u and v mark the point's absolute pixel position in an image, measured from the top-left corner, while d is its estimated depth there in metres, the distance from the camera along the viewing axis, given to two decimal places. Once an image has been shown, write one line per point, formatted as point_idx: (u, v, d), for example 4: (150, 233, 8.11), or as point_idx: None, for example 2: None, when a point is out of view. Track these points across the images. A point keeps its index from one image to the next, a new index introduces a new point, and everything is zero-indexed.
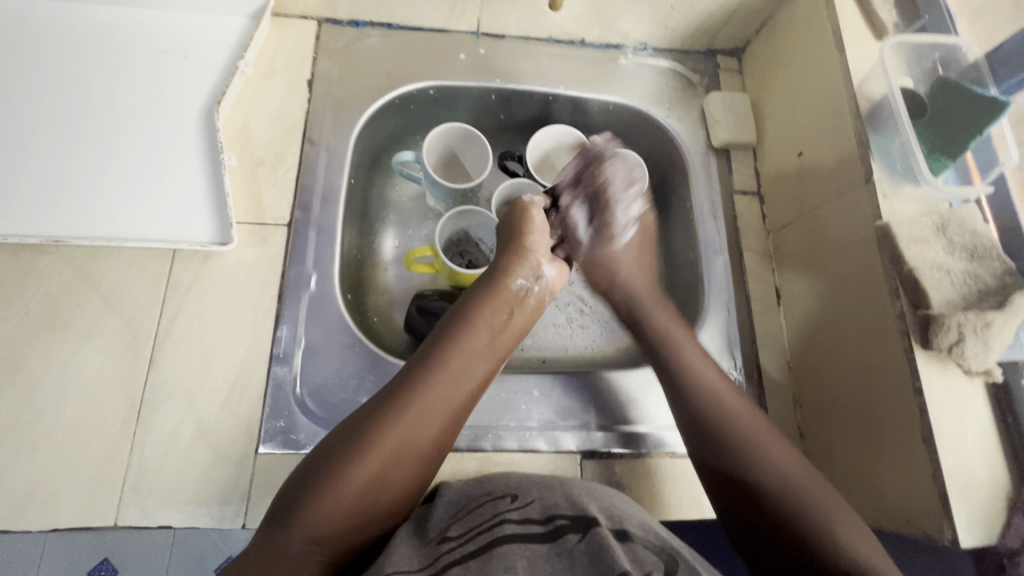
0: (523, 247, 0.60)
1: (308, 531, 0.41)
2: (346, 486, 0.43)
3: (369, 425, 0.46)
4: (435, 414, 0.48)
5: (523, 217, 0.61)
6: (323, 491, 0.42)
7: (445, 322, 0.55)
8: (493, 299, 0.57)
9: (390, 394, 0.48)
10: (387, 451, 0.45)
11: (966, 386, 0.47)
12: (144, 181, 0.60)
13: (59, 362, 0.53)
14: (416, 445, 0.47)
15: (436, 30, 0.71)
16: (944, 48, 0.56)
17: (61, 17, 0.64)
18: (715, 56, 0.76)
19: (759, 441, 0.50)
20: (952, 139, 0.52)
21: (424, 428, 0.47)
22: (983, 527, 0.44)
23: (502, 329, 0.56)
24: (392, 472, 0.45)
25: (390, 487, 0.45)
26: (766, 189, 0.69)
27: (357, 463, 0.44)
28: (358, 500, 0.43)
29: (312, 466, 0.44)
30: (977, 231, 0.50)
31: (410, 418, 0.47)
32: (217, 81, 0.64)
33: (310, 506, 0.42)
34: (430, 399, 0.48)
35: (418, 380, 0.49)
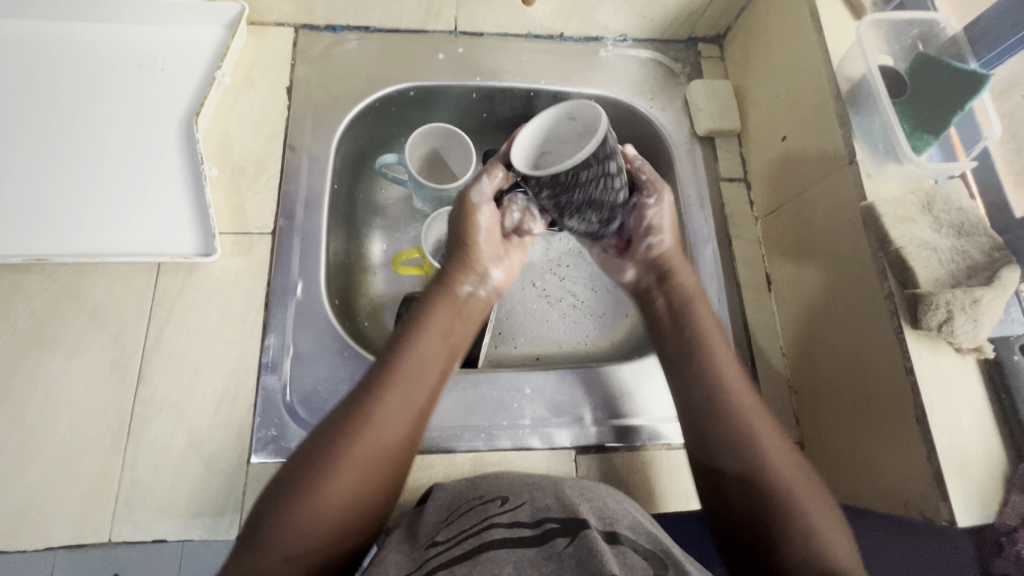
0: (465, 249, 0.58)
1: (280, 551, 0.41)
2: (316, 504, 0.42)
3: (329, 443, 0.44)
4: (396, 424, 0.46)
5: (469, 218, 0.58)
6: (293, 510, 0.42)
7: (397, 331, 0.53)
8: (446, 302, 0.55)
9: (347, 409, 0.46)
10: (353, 467, 0.44)
11: (958, 364, 0.47)
12: (126, 197, 0.60)
13: (48, 380, 0.53)
14: (381, 456, 0.45)
15: (413, 30, 0.70)
16: (923, 23, 0.55)
17: (36, 35, 0.64)
18: (696, 44, 0.75)
19: (773, 456, 0.46)
20: (934, 117, 0.51)
21: (386, 439, 0.46)
22: (979, 505, 0.43)
23: (455, 330, 0.54)
24: (362, 490, 0.44)
25: (361, 502, 0.44)
26: (753, 175, 0.69)
27: (323, 483, 0.43)
28: (331, 520, 0.42)
29: (276, 484, 0.43)
30: (964, 207, 0.50)
31: (372, 430, 0.45)
32: (196, 92, 0.64)
33: (279, 527, 0.41)
34: (388, 411, 0.46)
35: (375, 391, 0.47)
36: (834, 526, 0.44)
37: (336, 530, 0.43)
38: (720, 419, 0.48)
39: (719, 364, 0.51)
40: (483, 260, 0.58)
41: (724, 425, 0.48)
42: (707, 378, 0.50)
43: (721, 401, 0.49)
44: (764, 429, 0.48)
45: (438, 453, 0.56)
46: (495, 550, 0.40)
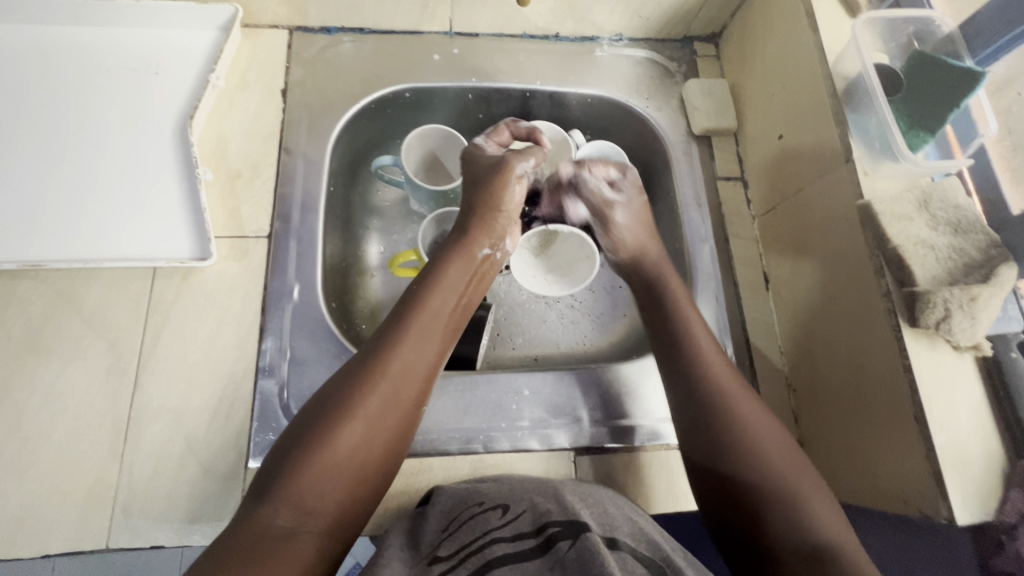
0: (491, 212, 0.59)
1: (297, 501, 0.41)
2: (333, 451, 0.43)
3: (346, 390, 0.45)
4: (410, 378, 0.48)
5: (500, 184, 0.58)
6: (310, 460, 0.42)
7: (412, 285, 0.54)
8: (458, 262, 0.56)
9: (364, 360, 0.47)
10: (369, 415, 0.45)
11: (956, 361, 0.47)
12: (121, 201, 0.60)
13: (44, 386, 0.53)
14: (394, 408, 0.46)
15: (408, 32, 0.70)
16: (919, 21, 0.55)
17: (29, 39, 0.63)
18: (692, 43, 0.75)
19: (758, 430, 0.48)
20: (929, 115, 0.51)
21: (402, 391, 0.47)
22: (979, 502, 0.43)
23: (468, 289, 0.56)
24: (377, 436, 0.45)
25: (375, 451, 0.45)
26: (749, 174, 0.68)
27: (341, 428, 0.43)
28: (345, 468, 0.43)
29: (292, 436, 0.44)
30: (961, 205, 0.50)
31: (388, 381, 0.46)
32: (190, 96, 0.64)
33: (294, 477, 0.41)
34: (404, 361, 0.48)
35: (388, 342, 0.48)
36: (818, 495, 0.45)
37: (350, 480, 0.43)
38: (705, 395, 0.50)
39: (701, 346, 0.53)
40: (503, 228, 0.60)
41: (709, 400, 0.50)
42: (693, 360, 0.52)
43: (704, 380, 0.51)
44: (742, 401, 0.49)
45: (437, 455, 0.56)
46: (498, 566, 0.40)
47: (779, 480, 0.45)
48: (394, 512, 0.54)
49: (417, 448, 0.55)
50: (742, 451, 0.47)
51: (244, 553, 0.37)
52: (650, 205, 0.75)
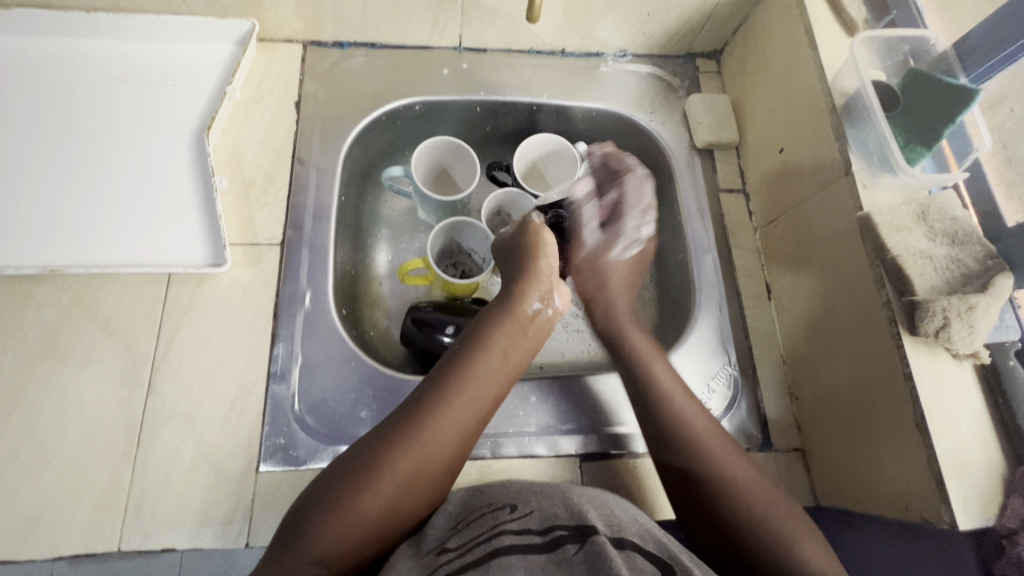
0: (541, 267, 0.59)
1: (315, 549, 0.42)
2: (361, 508, 0.43)
3: (387, 451, 0.45)
4: (452, 443, 0.48)
5: (545, 243, 0.61)
6: (336, 513, 0.43)
7: (460, 340, 0.55)
8: (510, 323, 0.56)
9: (402, 420, 0.47)
10: (404, 477, 0.45)
11: (955, 369, 0.48)
12: (138, 209, 0.61)
13: (59, 390, 0.54)
14: (432, 472, 0.47)
15: (419, 47, 0.72)
16: (914, 40, 0.57)
17: (50, 52, 0.65)
18: (694, 60, 0.78)
19: (722, 455, 0.50)
20: (925, 130, 0.53)
21: (439, 451, 0.47)
22: (980, 508, 0.44)
23: (519, 353, 0.55)
24: (409, 495, 0.45)
25: (404, 511, 0.45)
26: (751, 186, 0.70)
27: (372, 487, 0.44)
28: (374, 524, 0.44)
29: (320, 488, 0.45)
30: (957, 216, 0.51)
31: (426, 443, 0.46)
32: (206, 108, 0.65)
33: (321, 526, 0.42)
34: (450, 423, 0.48)
35: (430, 403, 0.48)
36: (802, 530, 0.45)
37: (381, 528, 0.44)
38: (671, 424, 0.52)
39: (659, 377, 0.56)
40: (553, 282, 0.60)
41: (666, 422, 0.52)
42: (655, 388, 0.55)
43: (674, 407, 0.53)
44: (706, 429, 0.52)
45: None
46: (506, 554, 0.41)
47: (757, 503, 0.47)
48: None
49: None
50: (709, 470, 0.49)
51: None
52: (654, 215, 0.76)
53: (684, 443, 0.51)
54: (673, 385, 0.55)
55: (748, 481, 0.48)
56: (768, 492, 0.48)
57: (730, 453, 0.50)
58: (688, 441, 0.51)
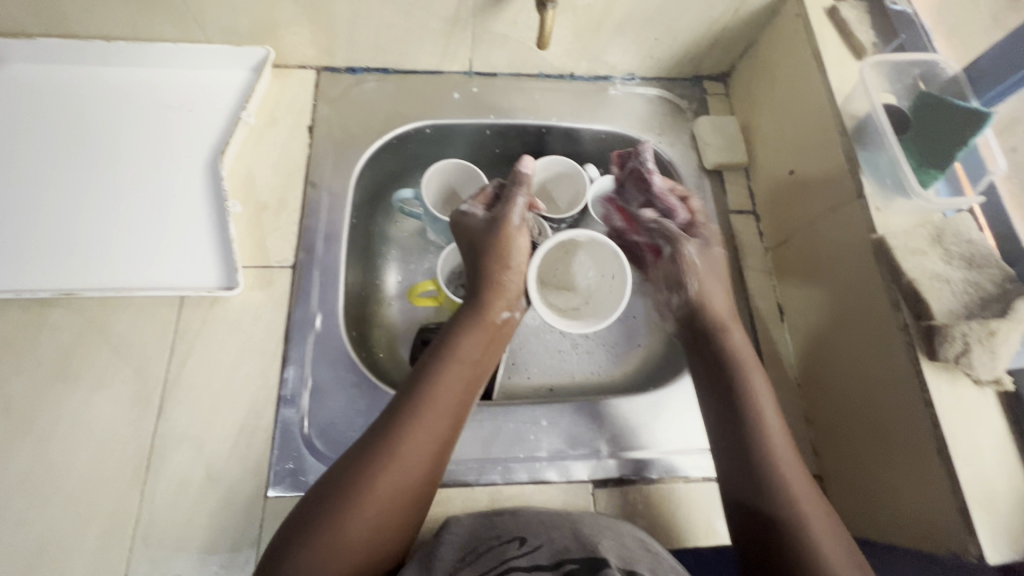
0: (501, 274, 0.56)
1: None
2: (336, 541, 0.42)
3: (350, 482, 0.44)
4: (420, 459, 0.47)
5: (514, 248, 0.57)
6: (313, 546, 0.42)
7: (425, 359, 0.53)
8: (473, 332, 0.54)
9: (375, 440, 0.46)
10: (374, 504, 0.44)
11: (977, 395, 0.47)
12: (152, 232, 0.62)
13: (71, 413, 0.54)
14: (400, 497, 0.45)
15: (429, 72, 0.73)
16: (924, 64, 0.57)
17: (70, 79, 0.67)
18: (702, 82, 0.78)
19: (795, 481, 0.48)
20: (938, 154, 0.53)
21: (411, 471, 0.46)
22: (1009, 540, 0.43)
23: (481, 361, 0.54)
24: (387, 520, 0.45)
25: (381, 540, 0.44)
26: (761, 207, 0.70)
27: (344, 522, 0.43)
28: (352, 556, 0.43)
29: (304, 513, 0.44)
30: (973, 239, 0.51)
31: (399, 462, 0.46)
32: (221, 133, 0.67)
33: (302, 560, 0.41)
34: (408, 450, 0.46)
35: (399, 421, 0.47)
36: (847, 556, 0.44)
37: (363, 559, 0.43)
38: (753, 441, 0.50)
39: (758, 391, 0.53)
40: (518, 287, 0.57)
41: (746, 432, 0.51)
42: (750, 398, 0.52)
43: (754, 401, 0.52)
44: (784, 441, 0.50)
45: (455, 486, 0.56)
46: None
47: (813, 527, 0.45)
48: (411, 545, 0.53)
49: None
50: (768, 475, 0.48)
51: None
52: None
53: (757, 452, 0.49)
54: (761, 385, 0.53)
55: (805, 495, 0.47)
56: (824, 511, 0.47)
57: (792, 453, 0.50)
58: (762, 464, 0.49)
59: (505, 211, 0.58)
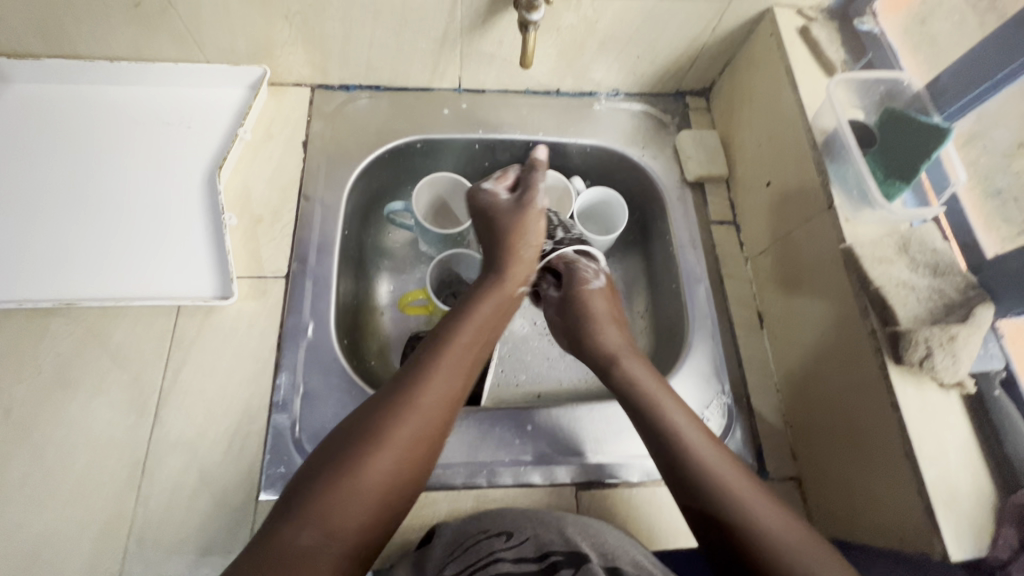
0: (519, 246, 0.62)
1: (322, 522, 0.40)
2: (362, 476, 0.43)
3: (375, 422, 0.46)
4: (439, 408, 0.49)
5: (535, 227, 0.64)
6: (337, 484, 0.42)
7: (444, 321, 0.56)
8: (487, 296, 0.59)
9: (394, 390, 0.48)
10: (398, 443, 0.45)
11: (942, 398, 0.49)
12: (150, 243, 0.64)
13: (69, 419, 0.56)
14: (422, 438, 0.47)
15: (420, 88, 0.76)
16: (888, 81, 0.60)
17: (74, 97, 0.70)
18: (684, 97, 0.81)
19: (731, 479, 0.46)
20: (903, 166, 0.55)
21: (431, 418, 0.48)
22: (972, 537, 0.44)
23: (494, 323, 0.58)
24: (406, 466, 0.45)
25: (402, 481, 0.45)
26: (740, 218, 0.72)
27: (370, 456, 0.44)
28: (380, 490, 0.44)
29: (320, 459, 0.44)
30: (937, 248, 0.53)
31: (419, 410, 0.48)
32: (218, 148, 0.69)
33: (324, 499, 0.41)
34: (431, 392, 0.49)
35: (420, 374, 0.50)
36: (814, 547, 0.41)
37: (380, 502, 0.43)
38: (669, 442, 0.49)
39: (651, 390, 0.53)
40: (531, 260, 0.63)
41: (681, 457, 0.48)
42: (674, 427, 0.50)
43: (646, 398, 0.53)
44: (713, 452, 0.48)
45: (442, 489, 0.57)
46: None
47: (762, 521, 0.43)
48: (399, 547, 0.55)
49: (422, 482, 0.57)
50: (717, 490, 0.45)
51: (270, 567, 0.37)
52: (648, 246, 0.78)
53: (703, 476, 0.46)
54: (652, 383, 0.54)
55: (747, 491, 0.45)
56: (768, 501, 0.44)
57: (719, 453, 0.48)
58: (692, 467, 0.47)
59: (527, 193, 0.65)
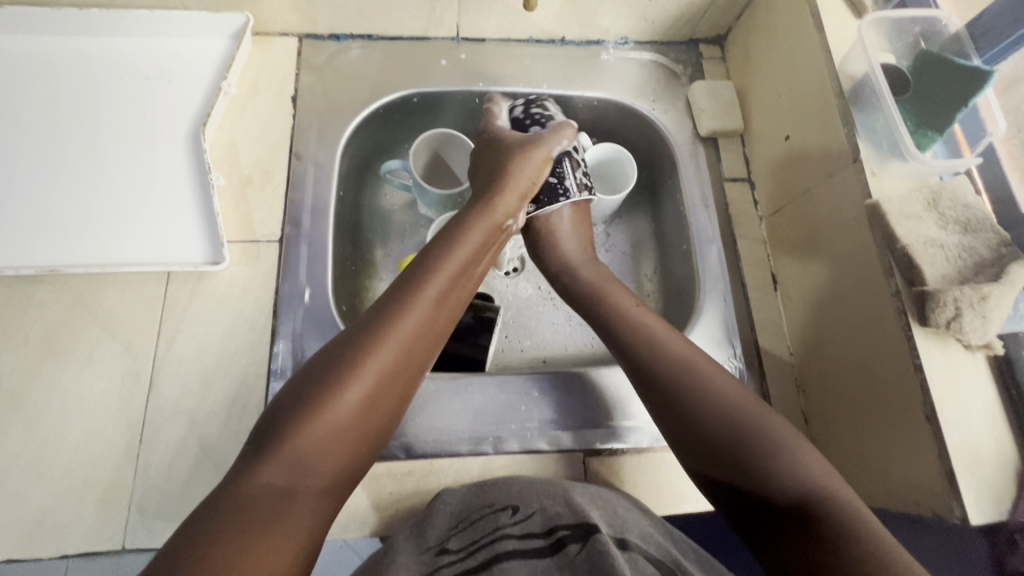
0: (513, 177, 0.58)
1: (288, 458, 0.40)
2: (336, 407, 0.42)
3: (350, 351, 0.44)
4: (421, 333, 0.47)
5: (519, 165, 0.58)
6: (310, 416, 0.41)
7: (427, 250, 0.53)
8: (473, 227, 0.55)
9: (369, 319, 0.46)
10: (376, 368, 0.44)
11: (967, 361, 0.47)
12: (134, 206, 0.61)
13: (61, 389, 0.54)
14: (402, 366, 0.45)
15: (415, 37, 0.71)
16: (925, 21, 0.55)
17: (43, 49, 0.65)
18: (697, 46, 0.76)
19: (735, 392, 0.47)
20: (937, 114, 0.51)
21: (410, 345, 0.46)
22: (992, 502, 0.43)
23: (480, 259, 0.55)
24: (383, 394, 0.44)
25: (375, 412, 0.44)
26: (755, 175, 0.69)
27: (346, 390, 0.42)
28: (350, 423, 0.42)
29: (291, 395, 0.42)
30: (970, 203, 0.50)
31: (396, 335, 0.45)
32: (202, 104, 0.65)
33: (293, 435, 0.40)
34: (417, 315, 0.47)
35: (399, 301, 0.48)
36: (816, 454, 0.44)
37: (352, 439, 0.42)
38: (654, 353, 0.50)
39: (628, 309, 0.55)
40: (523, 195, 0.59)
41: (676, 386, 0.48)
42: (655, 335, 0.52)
43: (638, 322, 0.53)
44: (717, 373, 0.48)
45: (447, 456, 0.56)
46: (508, 561, 0.43)
47: (757, 425, 0.45)
48: (404, 514, 0.54)
49: (425, 445, 0.56)
50: (716, 410, 0.46)
51: (235, 512, 0.36)
52: (657, 206, 0.75)
53: (713, 404, 0.46)
54: (651, 322, 0.54)
55: (744, 402, 0.46)
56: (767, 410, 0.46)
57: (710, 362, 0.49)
58: (676, 376, 0.48)
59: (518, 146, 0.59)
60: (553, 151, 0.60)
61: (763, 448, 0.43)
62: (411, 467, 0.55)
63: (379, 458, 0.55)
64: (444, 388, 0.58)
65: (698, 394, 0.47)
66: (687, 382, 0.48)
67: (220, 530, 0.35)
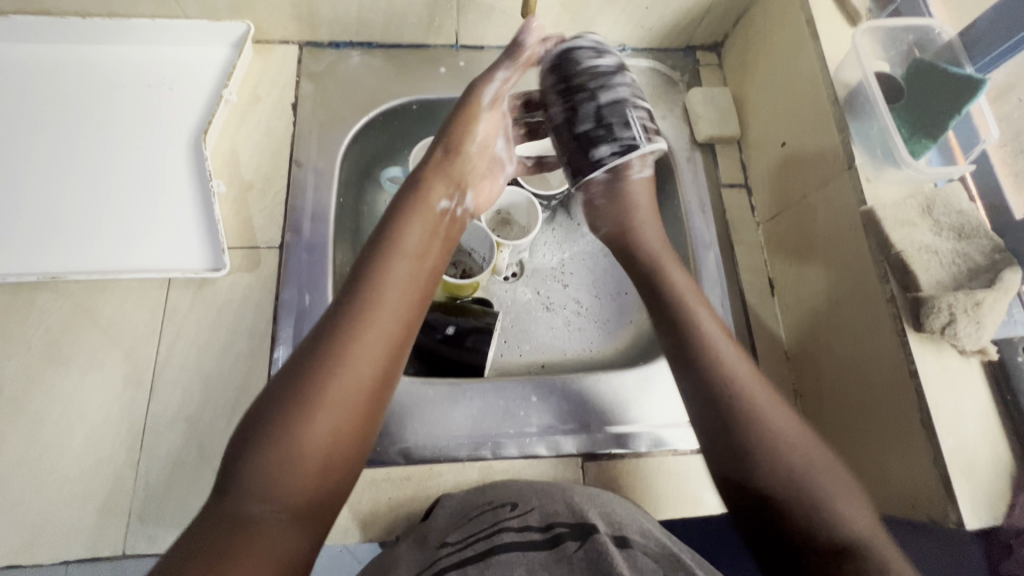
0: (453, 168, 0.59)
1: (261, 493, 0.39)
2: (298, 441, 0.41)
3: (301, 383, 0.43)
4: (369, 349, 0.46)
5: (462, 127, 0.60)
6: (274, 451, 0.40)
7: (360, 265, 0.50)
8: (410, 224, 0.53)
9: (319, 343, 0.45)
10: (332, 397, 0.43)
11: (961, 366, 0.47)
12: (136, 213, 0.61)
13: (62, 396, 0.54)
14: (358, 388, 0.44)
15: (414, 45, 0.72)
16: (918, 30, 0.56)
17: (45, 58, 0.65)
18: (694, 53, 0.76)
19: (769, 412, 0.47)
20: (930, 121, 0.52)
21: (361, 363, 0.45)
22: (987, 507, 0.43)
23: (428, 252, 0.54)
24: (344, 417, 0.43)
25: (341, 438, 0.43)
26: (752, 180, 0.69)
27: (307, 415, 0.42)
28: (318, 453, 0.42)
29: (246, 434, 0.41)
30: (964, 210, 0.50)
31: (348, 358, 0.44)
32: (203, 112, 0.65)
33: (259, 472, 0.40)
34: (367, 333, 0.46)
35: (348, 318, 0.46)
36: (842, 490, 0.44)
37: (321, 468, 0.42)
38: (700, 358, 0.50)
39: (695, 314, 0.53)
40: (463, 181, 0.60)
41: (731, 406, 0.47)
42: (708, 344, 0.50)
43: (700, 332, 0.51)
44: (759, 389, 0.48)
45: (447, 461, 0.57)
46: (506, 552, 0.44)
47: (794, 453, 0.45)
48: (404, 519, 0.54)
49: (425, 451, 0.56)
50: (759, 434, 0.45)
51: (215, 545, 0.36)
52: None
53: (751, 425, 0.46)
54: (715, 332, 0.52)
55: (787, 429, 0.46)
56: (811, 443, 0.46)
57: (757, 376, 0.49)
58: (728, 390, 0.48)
59: (449, 141, 0.60)
60: (510, 81, 0.61)
61: (804, 484, 0.43)
62: (410, 471, 0.56)
63: (379, 464, 0.55)
64: (443, 393, 0.59)
65: (746, 416, 0.46)
66: (735, 397, 0.47)
67: (202, 556, 0.35)
